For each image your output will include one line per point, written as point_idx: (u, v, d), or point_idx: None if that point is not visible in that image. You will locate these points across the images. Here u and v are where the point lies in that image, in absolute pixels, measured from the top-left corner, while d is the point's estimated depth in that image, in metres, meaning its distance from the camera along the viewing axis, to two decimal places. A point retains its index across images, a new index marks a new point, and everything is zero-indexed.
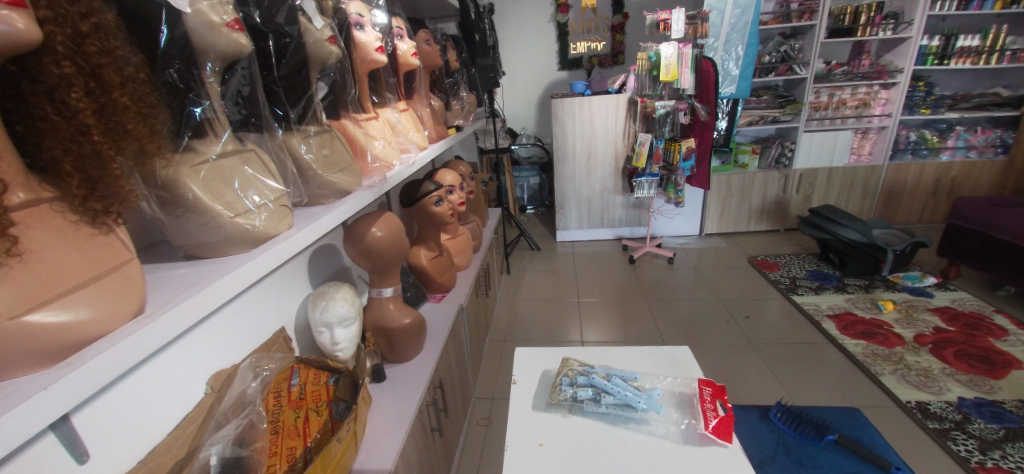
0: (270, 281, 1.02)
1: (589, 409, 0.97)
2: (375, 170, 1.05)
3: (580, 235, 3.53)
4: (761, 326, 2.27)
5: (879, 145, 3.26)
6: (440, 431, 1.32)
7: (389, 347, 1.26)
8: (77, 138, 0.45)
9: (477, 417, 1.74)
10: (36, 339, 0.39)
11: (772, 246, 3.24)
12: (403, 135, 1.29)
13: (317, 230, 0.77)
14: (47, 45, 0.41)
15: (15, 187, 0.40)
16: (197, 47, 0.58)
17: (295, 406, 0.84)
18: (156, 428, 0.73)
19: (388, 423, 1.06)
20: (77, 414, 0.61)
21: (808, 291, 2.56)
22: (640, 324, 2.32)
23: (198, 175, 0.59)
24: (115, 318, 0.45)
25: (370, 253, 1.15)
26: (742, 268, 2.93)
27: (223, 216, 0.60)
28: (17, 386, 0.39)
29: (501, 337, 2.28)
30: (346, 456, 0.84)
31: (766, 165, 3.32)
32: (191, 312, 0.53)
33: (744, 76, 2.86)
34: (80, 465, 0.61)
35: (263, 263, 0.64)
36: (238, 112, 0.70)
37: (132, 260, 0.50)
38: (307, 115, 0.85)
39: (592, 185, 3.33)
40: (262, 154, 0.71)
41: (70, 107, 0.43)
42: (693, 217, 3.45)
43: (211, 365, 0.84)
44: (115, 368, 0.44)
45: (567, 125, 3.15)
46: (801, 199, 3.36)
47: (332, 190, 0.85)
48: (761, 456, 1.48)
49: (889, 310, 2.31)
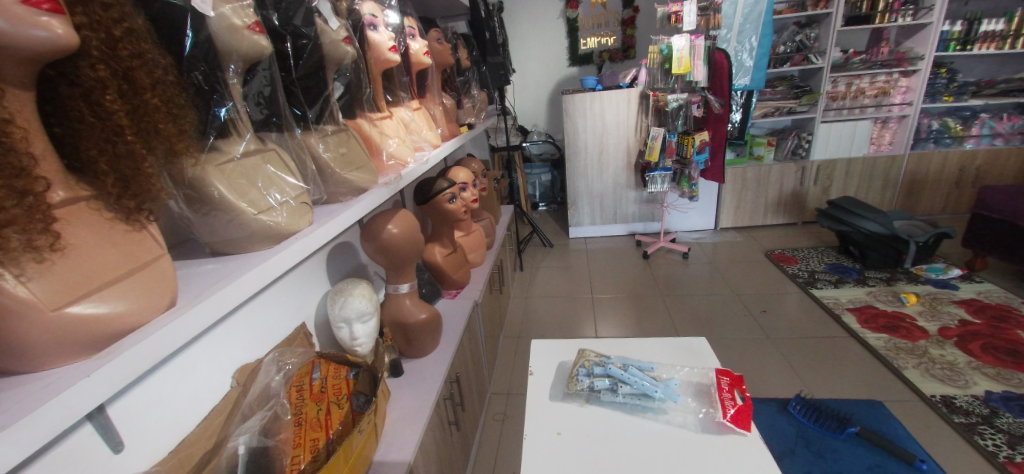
0: (290, 277, 1.04)
1: (607, 399, 0.98)
2: (390, 168, 1.06)
3: (593, 231, 3.52)
4: (779, 320, 2.23)
5: (900, 134, 3.18)
6: (457, 424, 1.33)
7: (406, 342, 1.28)
8: (112, 139, 0.47)
9: (493, 412, 1.75)
10: (74, 330, 0.41)
11: (790, 239, 3.19)
12: (416, 134, 1.30)
13: (335, 227, 0.78)
14: (83, 50, 0.43)
15: (57, 187, 0.42)
16: (220, 49, 0.60)
17: (317, 398, 0.87)
18: (185, 420, 0.76)
19: (407, 416, 1.08)
20: (113, 405, 0.64)
21: (827, 285, 2.51)
22: (655, 320, 2.31)
23: (223, 174, 0.61)
24: (150, 311, 0.47)
25: (387, 250, 1.17)
26: (758, 262, 2.89)
27: (247, 213, 0.62)
28: (62, 373, 0.41)
29: (515, 333, 2.29)
30: (367, 447, 0.87)
31: (782, 157, 3.27)
32: (218, 306, 0.55)
33: (758, 67, 2.82)
34: (116, 455, 0.64)
35: (286, 259, 0.66)
36: (259, 112, 0.72)
37: (163, 256, 0.52)
38: (324, 115, 0.87)
39: (604, 180, 3.32)
40: (283, 153, 0.73)
41: (105, 108, 0.45)
42: (708, 211, 3.41)
43: (236, 360, 0.87)
44: (150, 358, 0.46)
45: (579, 121, 3.14)
46: (818, 191, 3.30)
47: (350, 188, 0.87)
48: (780, 448, 1.47)
49: (912, 303, 2.26)
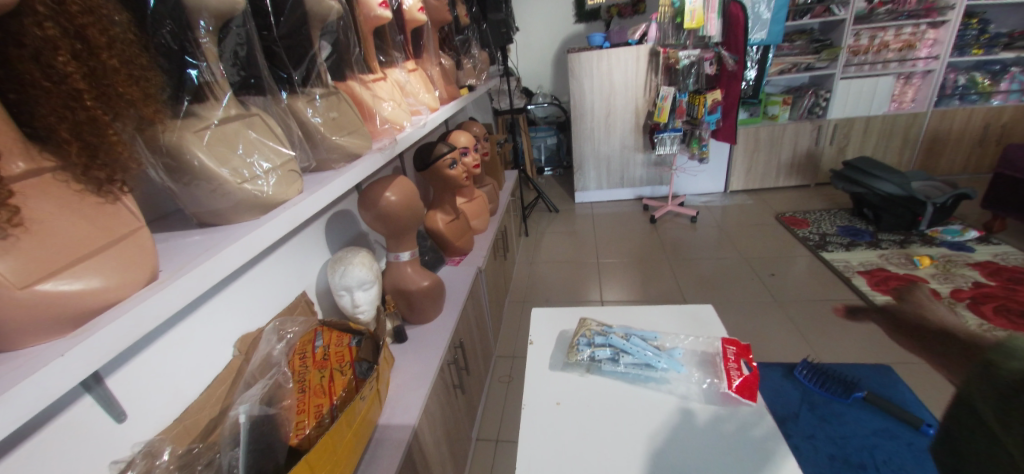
0: (287, 247, 1.02)
1: (608, 369, 0.97)
2: (383, 132, 1.00)
3: (600, 196, 3.46)
4: (787, 284, 2.21)
5: (923, 91, 3.02)
6: (461, 388, 1.35)
7: (409, 309, 1.27)
8: (71, 104, 0.43)
9: (498, 375, 1.78)
10: (48, 307, 0.39)
11: (802, 201, 3.11)
12: (413, 96, 1.25)
13: (327, 195, 0.76)
14: (26, 6, 0.39)
15: (15, 157, 0.39)
16: (188, 4, 0.55)
17: (320, 366, 0.88)
18: (187, 390, 0.76)
19: (412, 381, 1.08)
20: (111, 377, 0.64)
21: (839, 248, 2.46)
22: (661, 284, 2.30)
23: (203, 141, 0.58)
24: (128, 286, 0.46)
25: (386, 218, 1.15)
26: (768, 225, 2.83)
27: (231, 182, 0.59)
28: (38, 352, 0.40)
29: (520, 298, 2.30)
30: (371, 412, 0.88)
31: (798, 116, 3.13)
32: (202, 279, 0.53)
33: (776, 19, 2.63)
34: (119, 425, 0.65)
35: (274, 228, 0.64)
36: (236, 74, 0.67)
37: (142, 228, 0.49)
38: (311, 77, 0.82)
39: (611, 143, 3.22)
40: (268, 118, 0.69)
41: (58, 71, 0.41)
42: (718, 173, 3.32)
43: (237, 330, 0.87)
44: (131, 335, 0.45)
45: (585, 81, 3.01)
46: (834, 151, 3.18)
47: (342, 154, 0.83)
48: (784, 412, 1.48)
49: (925, 266, 2.21)
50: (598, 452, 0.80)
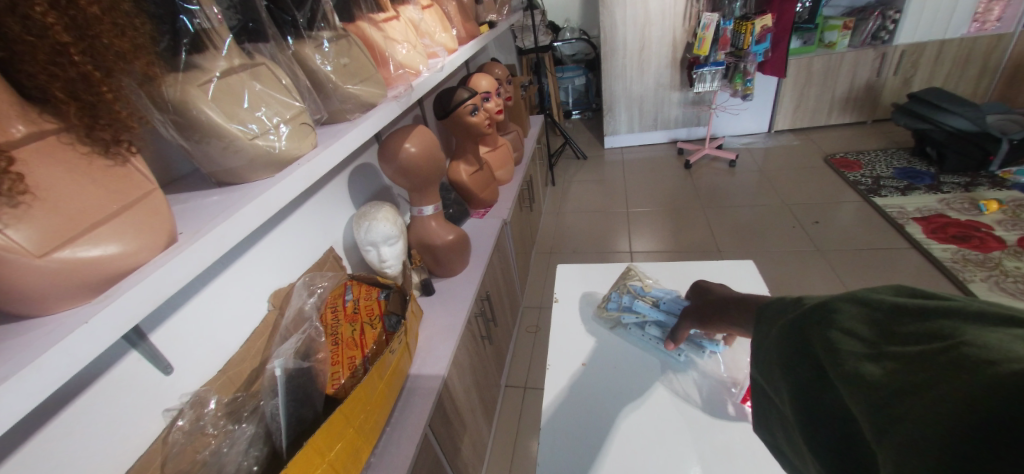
0: (312, 202, 1.02)
1: (633, 335, 0.97)
2: (399, 79, 0.95)
3: (631, 139, 3.29)
4: (831, 231, 2.08)
5: (1013, 7, 2.55)
6: (489, 338, 1.38)
7: (435, 262, 1.27)
8: (58, 61, 0.40)
9: (526, 325, 1.81)
10: (67, 274, 0.39)
11: (855, 141, 2.86)
12: (428, 36, 1.17)
13: (343, 150, 0.72)
14: None
15: (14, 120, 0.37)
16: None
17: (351, 319, 0.90)
18: (226, 343, 0.79)
19: (440, 333, 1.10)
20: (154, 333, 0.67)
21: (893, 193, 2.26)
22: (693, 233, 2.22)
23: (208, 95, 0.55)
24: (147, 251, 0.45)
25: (407, 172, 1.12)
26: (815, 168, 2.63)
27: (241, 139, 0.56)
28: (65, 318, 0.40)
29: (547, 249, 2.28)
30: (401, 364, 0.90)
31: (859, 43, 2.79)
32: (221, 242, 0.53)
33: None
34: (167, 376, 0.69)
35: (289, 187, 0.62)
36: (232, 17, 0.63)
37: (156, 190, 0.48)
38: (316, 19, 0.76)
39: (645, 81, 3.00)
40: (275, 68, 0.65)
41: (38, 23, 0.38)
42: (762, 111, 3.07)
43: (269, 285, 0.89)
44: (154, 299, 0.45)
45: (617, 11, 2.74)
46: (897, 82, 2.85)
47: (357, 104, 0.79)
48: None
49: (992, 212, 2.02)
50: (623, 416, 0.81)
